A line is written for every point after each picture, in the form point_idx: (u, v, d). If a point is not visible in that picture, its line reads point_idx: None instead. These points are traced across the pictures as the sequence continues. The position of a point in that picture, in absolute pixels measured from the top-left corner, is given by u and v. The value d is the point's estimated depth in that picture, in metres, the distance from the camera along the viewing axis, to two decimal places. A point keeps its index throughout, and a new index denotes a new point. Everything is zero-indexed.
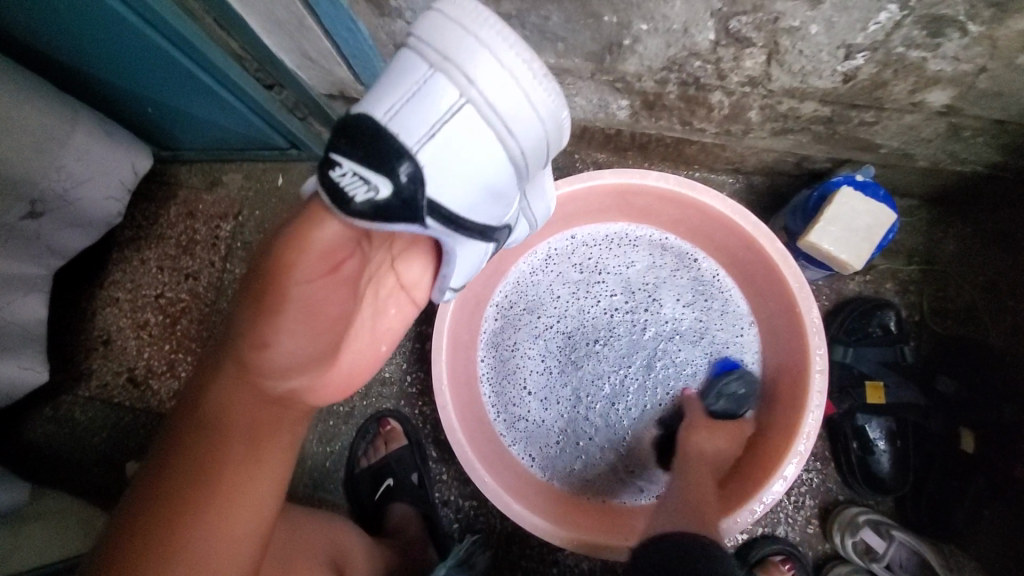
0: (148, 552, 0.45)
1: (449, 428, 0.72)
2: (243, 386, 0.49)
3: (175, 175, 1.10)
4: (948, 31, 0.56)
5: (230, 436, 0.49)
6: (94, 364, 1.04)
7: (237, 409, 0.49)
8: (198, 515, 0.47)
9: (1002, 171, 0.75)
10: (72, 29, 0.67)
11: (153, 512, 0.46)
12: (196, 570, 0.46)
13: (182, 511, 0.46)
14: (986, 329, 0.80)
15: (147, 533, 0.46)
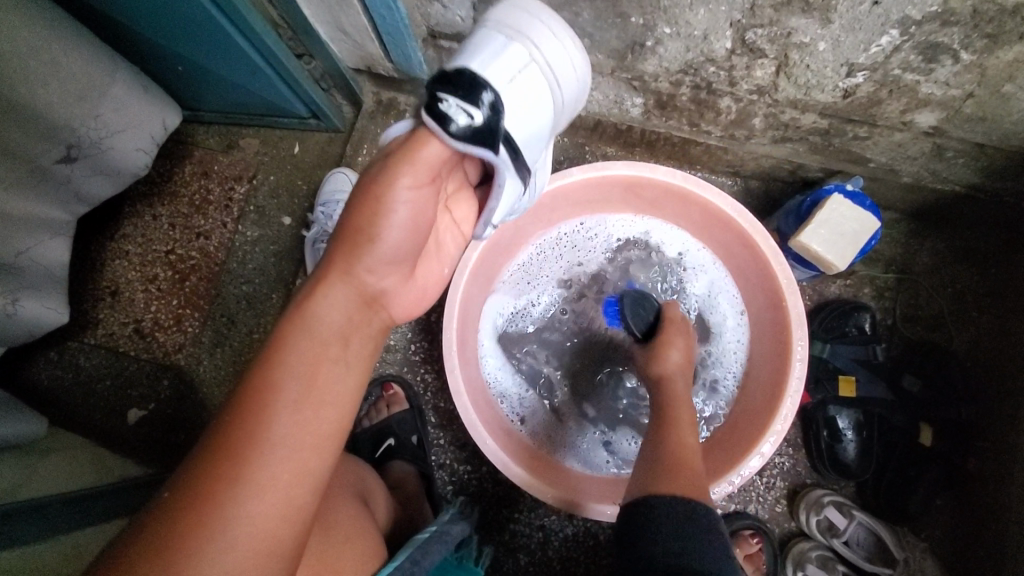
0: (241, 437, 0.42)
1: (456, 392, 0.77)
2: (333, 286, 0.49)
3: (192, 134, 1.12)
4: (942, 58, 0.62)
5: (316, 333, 0.47)
6: (101, 314, 1.06)
7: (333, 306, 0.48)
8: (284, 411, 0.44)
9: (976, 191, 0.82)
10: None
11: (248, 397, 0.44)
12: (291, 459, 0.43)
13: (270, 405, 0.44)
14: (952, 338, 0.90)
15: (239, 418, 0.43)
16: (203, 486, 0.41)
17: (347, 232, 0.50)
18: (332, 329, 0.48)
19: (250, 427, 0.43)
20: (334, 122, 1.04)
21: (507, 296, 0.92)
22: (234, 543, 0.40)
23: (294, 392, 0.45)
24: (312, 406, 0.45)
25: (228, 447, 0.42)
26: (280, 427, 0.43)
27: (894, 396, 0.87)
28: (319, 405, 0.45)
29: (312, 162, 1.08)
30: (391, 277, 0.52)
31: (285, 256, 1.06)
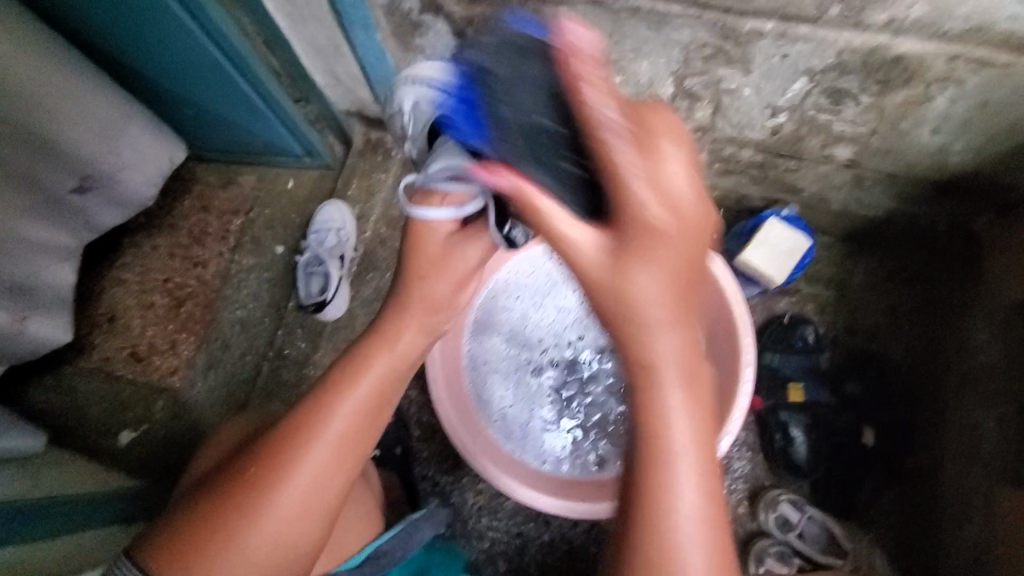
0: (282, 453, 0.54)
1: (439, 403, 0.85)
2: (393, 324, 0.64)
3: (192, 172, 1.20)
4: (846, 101, 0.74)
5: (382, 356, 0.61)
6: (97, 339, 1.11)
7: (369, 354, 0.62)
8: (345, 412, 0.57)
9: (897, 216, 0.94)
10: (140, 38, 0.79)
11: (292, 424, 0.56)
12: (316, 475, 0.54)
13: (327, 410, 0.56)
14: (887, 347, 1.00)
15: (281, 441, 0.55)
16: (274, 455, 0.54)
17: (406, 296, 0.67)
18: (391, 353, 0.62)
19: (290, 443, 0.54)
20: (326, 159, 1.14)
21: (481, 314, 0.99)
22: (283, 503, 0.52)
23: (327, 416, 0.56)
24: (368, 410, 0.58)
25: (299, 430, 0.55)
26: (338, 424, 0.56)
27: (839, 400, 0.96)
28: (372, 413, 0.59)
29: (305, 196, 1.18)
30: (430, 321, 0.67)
31: (279, 284, 1.15)
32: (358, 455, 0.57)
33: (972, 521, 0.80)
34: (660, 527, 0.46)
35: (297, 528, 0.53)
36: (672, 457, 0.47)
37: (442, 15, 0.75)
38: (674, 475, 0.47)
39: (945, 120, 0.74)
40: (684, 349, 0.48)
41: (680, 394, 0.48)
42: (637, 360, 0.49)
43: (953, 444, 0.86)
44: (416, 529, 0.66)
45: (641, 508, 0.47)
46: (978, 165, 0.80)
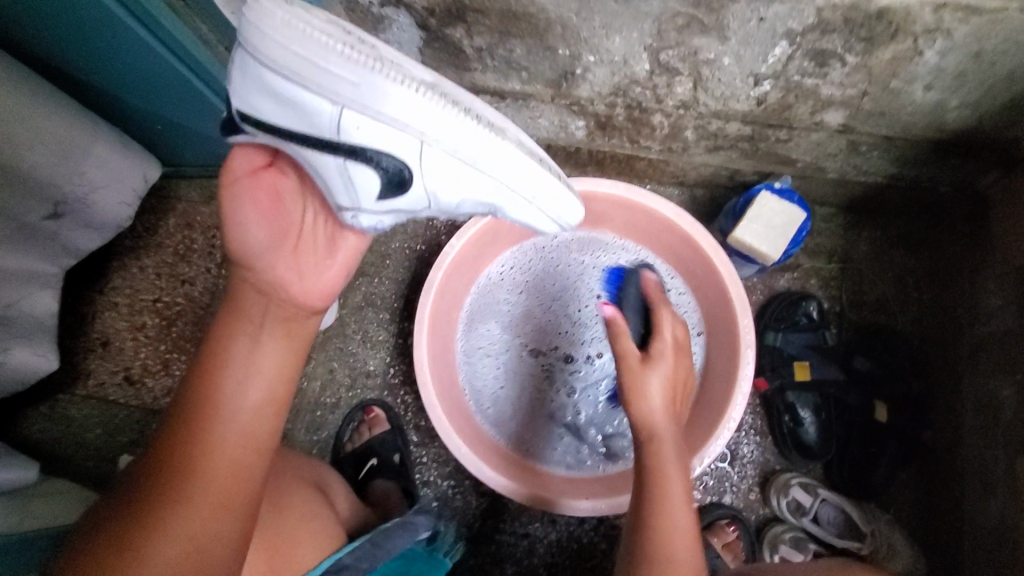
0: (171, 460, 0.51)
1: (430, 405, 0.82)
2: (252, 292, 0.59)
3: (174, 189, 1.18)
4: (831, 62, 0.70)
5: (251, 327, 0.58)
6: (91, 364, 1.10)
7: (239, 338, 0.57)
8: (228, 394, 0.55)
9: (897, 180, 0.90)
10: (98, 56, 0.77)
11: (176, 432, 0.53)
12: (212, 476, 0.52)
13: (214, 412, 0.54)
14: (897, 319, 0.96)
15: (169, 448, 0.52)
16: (168, 457, 0.52)
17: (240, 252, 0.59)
18: (254, 319, 0.58)
19: (181, 456, 0.52)
20: None
21: (472, 312, 0.97)
22: (180, 515, 0.50)
23: (205, 415, 0.54)
24: (250, 383, 0.56)
25: (186, 435, 0.52)
26: (226, 425, 0.54)
27: (847, 376, 0.91)
28: (254, 387, 0.56)
29: None
30: (280, 269, 0.60)
31: None
32: (253, 437, 0.55)
33: (998, 495, 0.76)
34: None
35: (208, 520, 0.51)
36: (675, 546, 0.59)
37: (402, 5, 0.72)
38: (672, 563, 0.58)
39: (937, 75, 0.69)
40: (666, 411, 0.61)
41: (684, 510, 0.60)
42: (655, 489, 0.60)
43: (972, 414, 0.82)
44: (383, 538, 0.66)
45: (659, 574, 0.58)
46: (978, 119, 0.76)
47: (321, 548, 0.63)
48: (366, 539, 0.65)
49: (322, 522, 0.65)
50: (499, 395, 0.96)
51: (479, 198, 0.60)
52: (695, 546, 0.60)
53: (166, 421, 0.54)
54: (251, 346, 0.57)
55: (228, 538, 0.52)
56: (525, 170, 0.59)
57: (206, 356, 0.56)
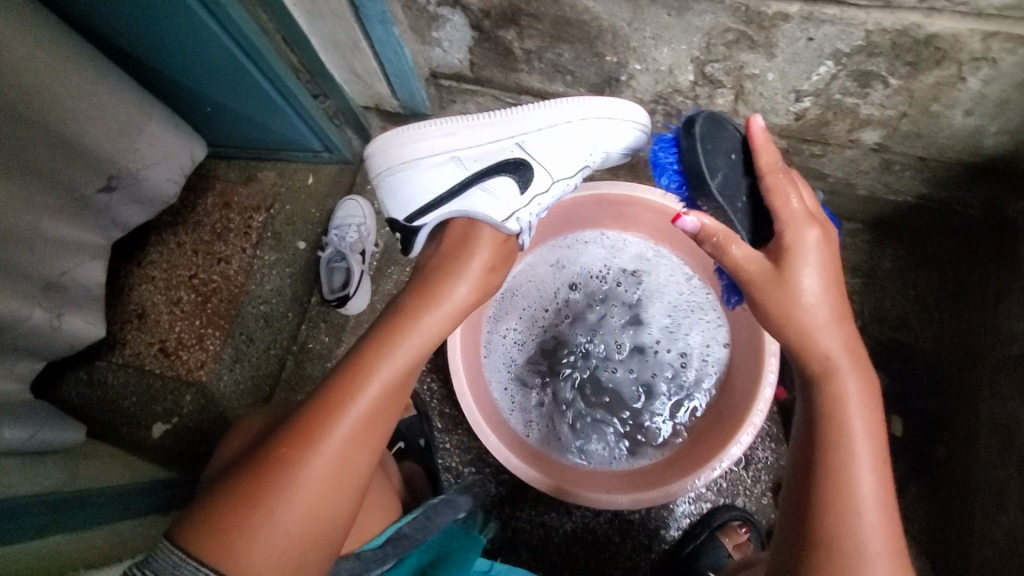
0: (300, 437, 0.57)
1: (453, 372, 0.87)
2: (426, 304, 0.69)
3: (215, 169, 1.22)
4: (874, 84, 0.72)
5: (415, 338, 0.66)
6: (128, 334, 1.15)
7: (394, 342, 0.65)
8: (370, 391, 0.61)
9: (926, 201, 0.92)
10: (167, 40, 0.81)
11: (314, 409, 0.59)
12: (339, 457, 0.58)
13: (355, 391, 0.60)
14: (915, 335, 0.98)
15: (306, 424, 0.58)
16: (309, 424, 0.58)
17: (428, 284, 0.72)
18: (415, 329, 0.67)
19: (309, 433, 0.58)
20: (345, 155, 1.14)
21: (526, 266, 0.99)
22: (308, 480, 0.56)
23: (336, 395, 0.60)
24: (393, 390, 0.63)
25: (327, 407, 0.59)
26: (363, 404, 0.60)
27: None
28: (394, 396, 0.63)
29: (324, 191, 1.18)
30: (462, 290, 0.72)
31: (300, 278, 1.14)
32: (375, 428, 0.61)
33: (1007, 510, 0.78)
34: (846, 529, 0.51)
35: (331, 490, 0.57)
36: (851, 480, 0.53)
37: (460, 6, 0.74)
38: (852, 479, 0.53)
39: (978, 102, 0.71)
40: (835, 327, 0.58)
41: (862, 420, 0.55)
42: (815, 360, 0.58)
43: (988, 431, 0.84)
44: (435, 512, 0.69)
45: (828, 506, 0.53)
46: (1014, 147, 0.78)
47: (379, 524, 0.70)
48: (420, 512, 0.69)
49: (379, 507, 0.71)
50: (518, 373, 0.98)
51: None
52: (869, 412, 0.55)
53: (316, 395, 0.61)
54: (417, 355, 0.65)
55: (333, 517, 0.58)
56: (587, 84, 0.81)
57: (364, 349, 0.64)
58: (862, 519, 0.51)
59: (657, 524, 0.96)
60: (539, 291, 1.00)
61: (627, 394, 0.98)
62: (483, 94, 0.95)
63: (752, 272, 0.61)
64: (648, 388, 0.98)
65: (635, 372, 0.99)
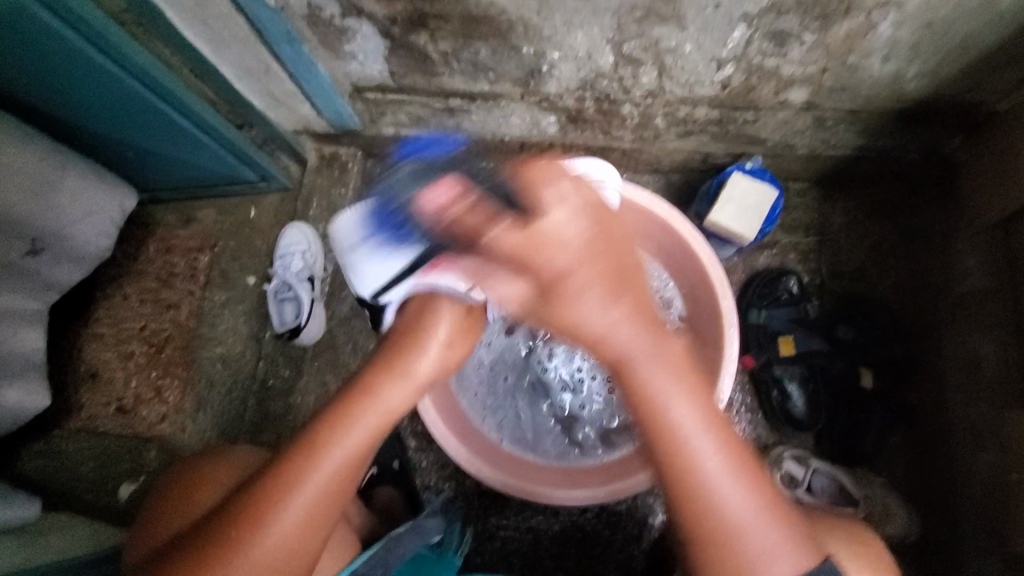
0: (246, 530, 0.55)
1: None
2: (396, 373, 0.64)
3: (153, 215, 1.18)
4: (790, 42, 0.71)
5: (376, 413, 0.62)
6: (83, 397, 1.11)
7: (354, 426, 0.60)
8: (320, 482, 0.57)
9: (865, 152, 0.92)
10: (71, 89, 0.78)
11: (263, 504, 0.56)
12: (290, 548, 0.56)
13: (306, 479, 0.57)
14: (878, 285, 0.98)
15: (252, 518, 0.56)
16: (258, 518, 0.55)
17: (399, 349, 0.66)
18: (383, 405, 0.62)
19: (258, 523, 0.55)
20: (283, 183, 1.11)
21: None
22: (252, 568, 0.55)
23: (287, 485, 0.57)
24: (349, 464, 0.59)
25: (272, 500, 0.56)
26: (316, 493, 0.57)
27: (831, 346, 0.93)
28: (353, 471, 0.60)
29: (268, 222, 1.14)
30: (435, 361, 0.67)
31: (254, 314, 1.11)
32: (332, 516, 0.59)
33: (986, 449, 0.81)
34: (719, 539, 0.53)
35: (280, 571, 0.56)
36: (700, 474, 0.54)
37: (364, 16, 0.72)
38: (696, 474, 0.54)
39: (893, 48, 0.71)
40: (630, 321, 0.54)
41: (684, 405, 0.54)
42: (608, 353, 0.55)
43: (955, 371, 0.87)
44: (395, 543, 0.66)
45: (693, 509, 0.54)
46: (937, 87, 0.78)
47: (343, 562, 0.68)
48: (377, 547, 0.65)
49: (336, 538, 0.70)
50: (486, 379, 0.96)
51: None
52: (691, 393, 0.55)
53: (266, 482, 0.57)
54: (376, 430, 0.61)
55: None
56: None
57: (324, 428, 0.60)
58: (727, 517, 0.53)
59: (645, 511, 0.94)
60: None
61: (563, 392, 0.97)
62: (410, 102, 0.93)
63: (553, 276, 0.52)
64: (619, 377, 0.97)
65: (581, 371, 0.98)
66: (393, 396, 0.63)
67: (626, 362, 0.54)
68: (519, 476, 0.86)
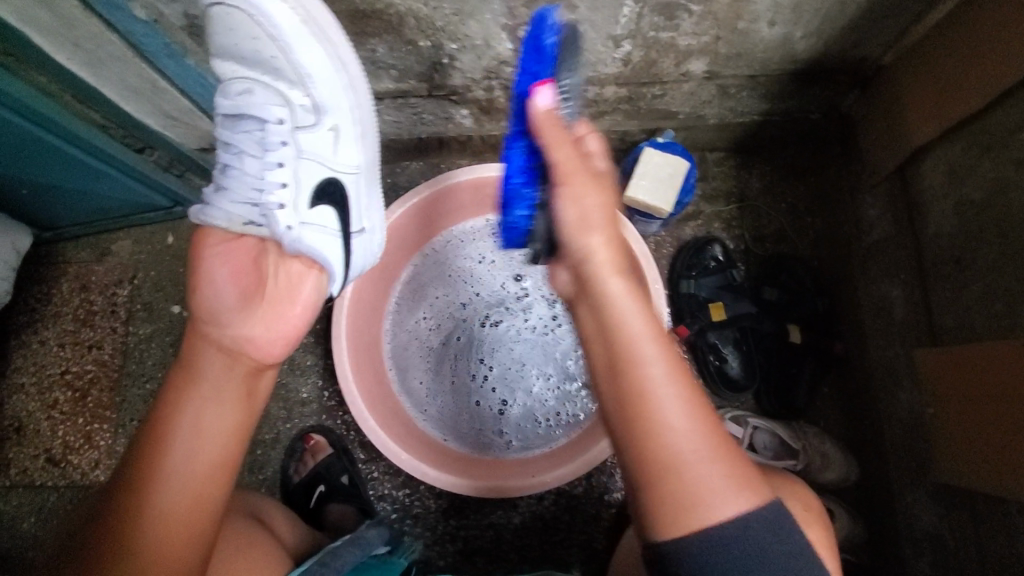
0: (120, 516, 0.53)
1: (344, 383, 0.81)
2: (205, 337, 0.61)
3: (62, 252, 1.11)
4: (679, 14, 0.72)
5: (194, 386, 0.59)
6: (8, 453, 1.04)
7: (194, 392, 0.58)
8: (175, 449, 0.56)
9: (771, 115, 0.95)
10: None
11: (124, 485, 0.55)
12: (161, 523, 0.54)
13: (161, 447, 0.56)
14: (796, 246, 1.02)
15: (119, 501, 0.54)
16: (122, 499, 0.54)
17: (190, 337, 0.61)
18: (207, 369, 0.60)
19: (130, 503, 0.54)
20: (199, 204, 1.06)
21: (454, 238, 0.98)
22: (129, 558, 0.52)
23: (143, 460, 0.55)
24: (199, 443, 0.57)
25: (134, 472, 0.55)
26: (171, 458, 0.56)
27: (760, 307, 0.96)
28: (207, 450, 0.57)
29: (188, 246, 1.09)
30: (241, 319, 0.62)
31: (183, 344, 1.06)
32: (204, 482, 0.56)
33: (904, 388, 0.85)
34: (664, 473, 0.48)
35: None
36: (656, 411, 0.49)
37: None
38: (659, 406, 0.49)
39: (776, 10, 0.72)
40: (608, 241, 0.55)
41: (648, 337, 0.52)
42: (594, 305, 0.54)
43: (870, 315, 0.92)
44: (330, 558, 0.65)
45: (634, 431, 0.50)
46: (824, 46, 0.81)
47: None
48: (314, 562, 0.64)
49: (271, 553, 0.68)
50: (429, 381, 0.95)
51: (268, 78, 0.66)
52: (661, 340, 0.52)
53: (123, 471, 0.56)
54: (200, 411, 0.58)
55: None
56: (229, 38, 0.63)
57: (161, 406, 0.58)
58: (680, 455, 0.48)
59: (601, 489, 0.94)
60: (434, 294, 0.98)
61: (475, 394, 0.95)
62: None
63: (556, 202, 0.55)
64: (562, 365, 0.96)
65: (501, 377, 0.96)
66: (216, 358, 0.61)
67: (602, 340, 0.52)
68: (469, 471, 0.83)
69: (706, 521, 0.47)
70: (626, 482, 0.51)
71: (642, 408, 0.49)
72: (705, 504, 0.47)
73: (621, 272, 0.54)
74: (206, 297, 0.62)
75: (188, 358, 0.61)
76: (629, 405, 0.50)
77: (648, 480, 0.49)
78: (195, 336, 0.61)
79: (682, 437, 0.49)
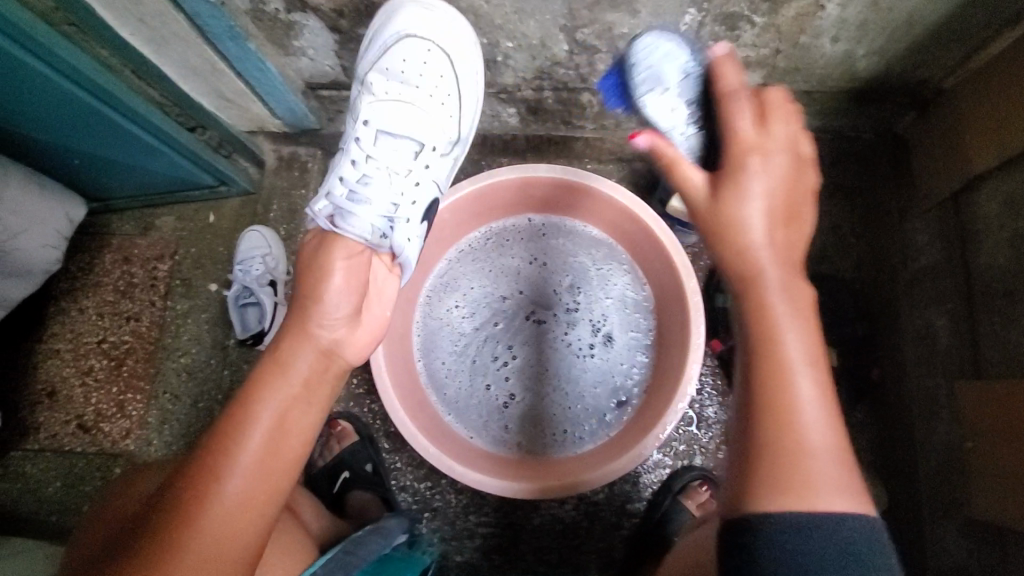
0: (192, 495, 0.53)
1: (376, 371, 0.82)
2: (304, 334, 0.62)
3: (107, 224, 1.14)
4: (741, 24, 0.71)
5: (282, 378, 0.59)
6: (40, 417, 1.07)
7: (281, 389, 0.59)
8: (253, 437, 0.56)
9: (823, 132, 0.93)
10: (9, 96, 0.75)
11: (199, 465, 0.54)
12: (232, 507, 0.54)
13: (241, 433, 0.56)
14: (838, 266, 0.99)
15: (192, 480, 0.54)
16: (193, 479, 0.54)
17: (289, 332, 0.62)
18: (299, 366, 0.60)
19: (202, 481, 0.54)
20: (243, 186, 1.08)
21: (495, 234, 0.98)
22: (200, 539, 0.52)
23: (218, 445, 0.55)
24: (281, 434, 0.58)
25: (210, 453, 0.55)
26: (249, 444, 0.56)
27: None
28: (286, 440, 0.58)
29: (229, 226, 1.11)
30: (344, 329, 0.64)
31: (218, 322, 1.08)
32: (277, 472, 0.57)
33: (943, 419, 0.83)
34: (786, 455, 0.47)
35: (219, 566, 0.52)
36: (796, 408, 0.48)
37: (310, 10, 0.70)
38: (794, 380, 0.49)
39: (842, 26, 0.71)
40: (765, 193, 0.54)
41: (796, 330, 0.50)
42: (749, 259, 0.53)
43: (912, 344, 0.90)
44: (360, 547, 0.66)
45: (769, 403, 0.49)
46: (886, 66, 0.79)
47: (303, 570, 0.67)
48: (341, 549, 0.66)
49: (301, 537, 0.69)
50: (456, 375, 0.95)
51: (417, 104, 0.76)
52: (801, 318, 0.51)
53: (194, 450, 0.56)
54: (287, 406, 0.59)
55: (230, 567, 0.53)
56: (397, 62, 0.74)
57: (246, 392, 0.58)
58: (807, 439, 0.47)
59: (623, 499, 0.94)
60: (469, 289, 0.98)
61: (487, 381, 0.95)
62: None
63: (749, 147, 0.55)
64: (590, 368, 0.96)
65: (528, 377, 0.96)
66: (311, 357, 0.61)
67: (779, 289, 0.52)
68: (495, 469, 0.83)
69: (818, 513, 0.45)
70: (743, 454, 0.49)
71: (783, 382, 0.48)
72: (822, 499, 0.46)
73: (781, 230, 0.54)
74: (326, 304, 0.63)
75: (284, 350, 0.61)
76: (762, 373, 0.49)
77: (763, 460, 0.47)
78: (293, 330, 0.62)
79: (811, 422, 0.48)
